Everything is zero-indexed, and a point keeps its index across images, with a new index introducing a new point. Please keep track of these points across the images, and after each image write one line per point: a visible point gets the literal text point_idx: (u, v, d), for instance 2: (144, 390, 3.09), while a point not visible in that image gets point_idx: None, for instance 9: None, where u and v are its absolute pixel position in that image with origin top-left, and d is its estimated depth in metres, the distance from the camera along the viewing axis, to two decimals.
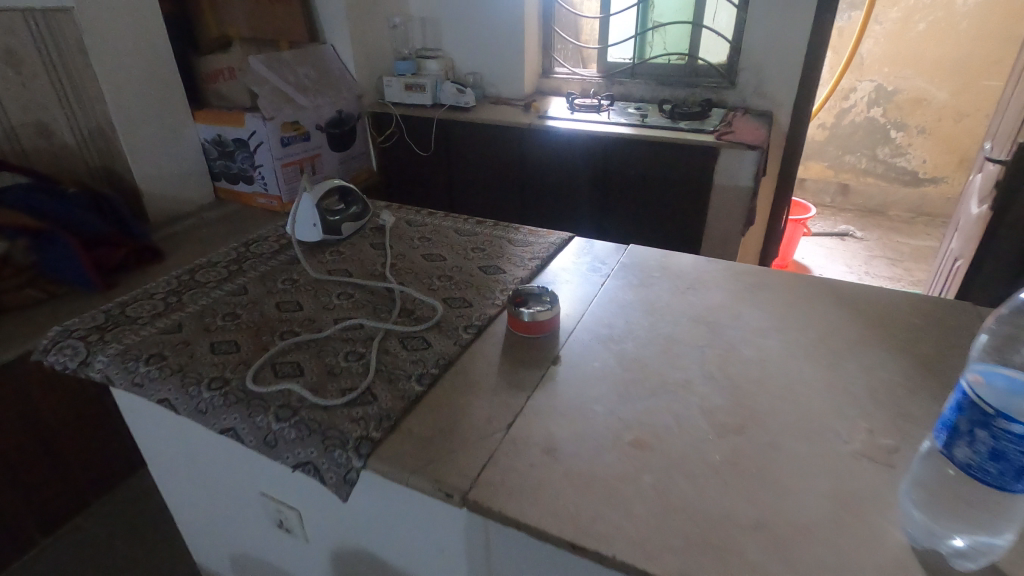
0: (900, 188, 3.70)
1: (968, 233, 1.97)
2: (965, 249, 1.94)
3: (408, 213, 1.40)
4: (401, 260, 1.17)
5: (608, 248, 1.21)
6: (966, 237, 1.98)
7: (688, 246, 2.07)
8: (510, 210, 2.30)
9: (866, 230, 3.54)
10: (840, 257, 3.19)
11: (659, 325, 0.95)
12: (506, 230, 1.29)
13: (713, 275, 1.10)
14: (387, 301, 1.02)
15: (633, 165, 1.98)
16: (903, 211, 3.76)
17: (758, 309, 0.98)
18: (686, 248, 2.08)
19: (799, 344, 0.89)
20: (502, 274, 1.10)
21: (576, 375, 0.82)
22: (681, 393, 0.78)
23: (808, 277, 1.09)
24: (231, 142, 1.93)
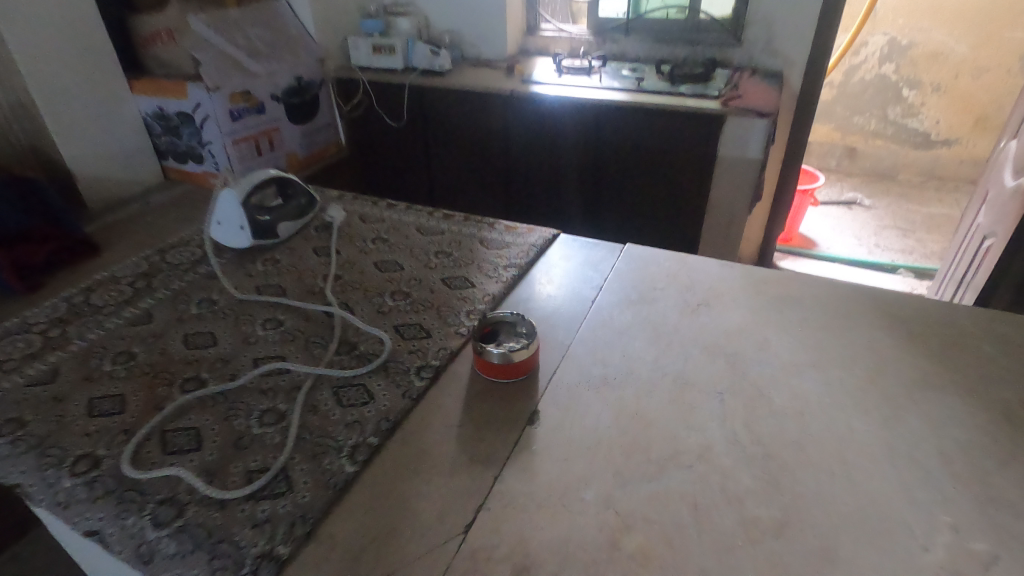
0: (911, 150, 3.44)
1: (999, 208, 1.77)
2: (996, 225, 1.75)
3: (363, 205, 1.17)
4: (348, 270, 0.96)
5: (601, 249, 1.01)
6: (996, 212, 1.78)
7: (690, 228, 1.85)
8: (490, 192, 2.05)
9: (875, 197, 3.31)
10: (850, 228, 2.98)
11: (666, 359, 0.75)
12: (478, 227, 1.08)
13: (729, 285, 0.89)
14: (323, 330, 0.81)
15: (632, 138, 1.74)
16: (912, 176, 3.51)
17: (788, 333, 0.79)
18: (686, 229, 1.86)
19: (844, 386, 0.70)
20: (470, 290, 0.89)
21: (560, 440, 0.63)
22: (699, 468, 0.60)
23: (844, 285, 0.89)
24: (175, 115, 1.50)
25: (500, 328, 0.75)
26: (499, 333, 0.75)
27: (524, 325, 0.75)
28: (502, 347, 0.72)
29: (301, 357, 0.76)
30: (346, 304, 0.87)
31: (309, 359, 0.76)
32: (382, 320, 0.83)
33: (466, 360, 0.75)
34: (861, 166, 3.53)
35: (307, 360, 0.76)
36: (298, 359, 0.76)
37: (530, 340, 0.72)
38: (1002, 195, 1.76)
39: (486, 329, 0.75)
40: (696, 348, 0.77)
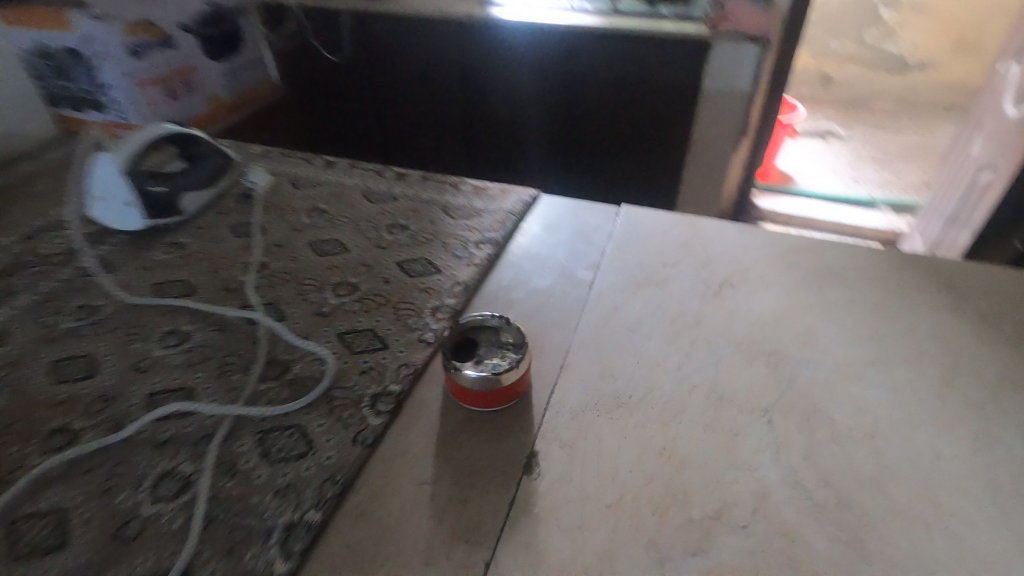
0: (887, 77, 3.09)
1: (1007, 140, 1.60)
2: (1005, 160, 1.59)
3: (296, 166, 0.95)
4: (276, 255, 0.75)
5: (592, 215, 0.82)
6: (1004, 143, 1.62)
7: (659, 181, 1.49)
8: (439, 145, 1.63)
9: (853, 126, 2.97)
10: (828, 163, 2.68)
11: (691, 365, 0.59)
12: (439, 192, 0.87)
13: (754, 258, 0.73)
14: (243, 344, 0.62)
15: (625, 65, 1.32)
16: (886, 104, 3.15)
17: (834, 319, 0.64)
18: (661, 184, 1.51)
19: (916, 392, 0.55)
20: (435, 277, 0.70)
21: (570, 496, 0.47)
22: (757, 528, 0.45)
23: (885, 254, 0.74)
24: (61, 51, 1.12)
25: (478, 338, 0.57)
26: (476, 344, 0.57)
27: (509, 332, 0.57)
28: (483, 365, 0.54)
29: (213, 387, 0.57)
30: (274, 303, 0.67)
31: (223, 390, 0.56)
32: (322, 325, 0.64)
33: (435, 382, 0.58)
34: (837, 93, 3.18)
35: (220, 391, 0.56)
36: (208, 391, 0.56)
37: (520, 356, 0.55)
38: (1006, 126, 1.62)
39: (459, 339, 0.57)
40: (727, 347, 0.61)
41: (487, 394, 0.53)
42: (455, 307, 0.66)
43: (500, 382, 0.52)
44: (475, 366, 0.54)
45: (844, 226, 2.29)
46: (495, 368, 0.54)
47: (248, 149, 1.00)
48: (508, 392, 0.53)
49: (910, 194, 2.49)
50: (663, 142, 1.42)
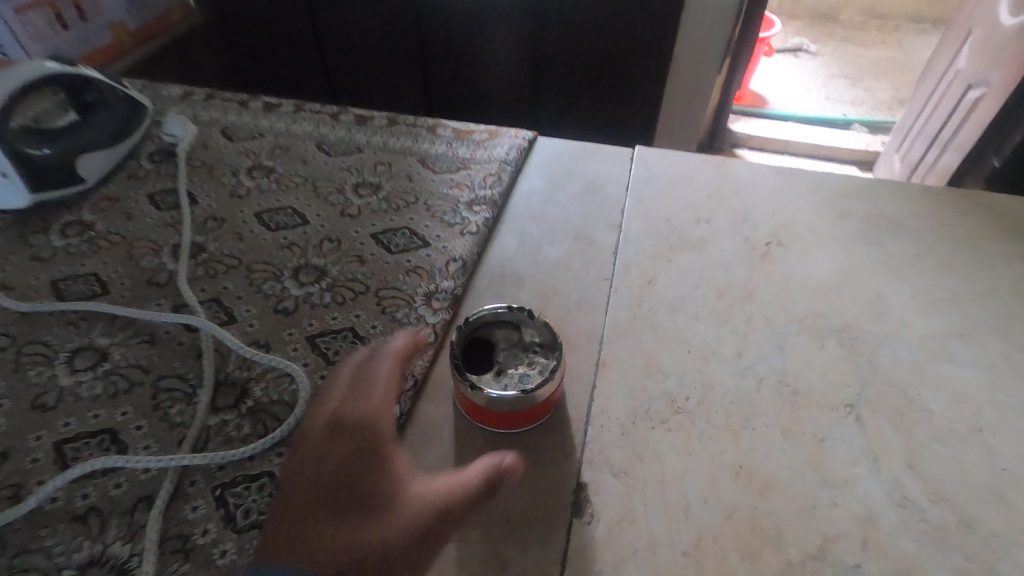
0: None
1: (986, 53, 1.25)
2: (982, 75, 1.23)
3: (226, 110, 0.76)
4: (213, 233, 0.59)
5: (601, 161, 0.68)
6: (984, 56, 1.26)
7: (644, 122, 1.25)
8: (383, 82, 1.33)
9: (843, 40, 2.54)
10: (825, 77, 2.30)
11: (752, 351, 0.48)
12: (413, 139, 0.71)
13: (799, 208, 0.62)
14: (182, 361, 0.47)
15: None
16: (852, 16, 2.67)
17: (905, 280, 0.54)
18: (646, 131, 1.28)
19: (1015, 369, 0.47)
20: (423, 253, 0.56)
21: (637, 543, 0.37)
22: (871, 567, 0.36)
23: (943, 193, 0.64)
24: None
25: (494, 337, 0.44)
26: (493, 346, 0.44)
27: (534, 329, 0.44)
28: (508, 378, 0.42)
29: (146, 426, 0.43)
30: (219, 300, 0.52)
31: (162, 429, 0.43)
32: (287, 327, 0.50)
33: (441, 397, 0.45)
34: (804, 5, 2.69)
35: (158, 430, 0.43)
36: (140, 432, 0.43)
37: (553, 363, 0.43)
38: (999, 33, 1.21)
39: (470, 340, 0.44)
40: (790, 325, 0.50)
41: (515, 415, 0.41)
42: (454, 292, 0.53)
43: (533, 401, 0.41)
44: (498, 380, 0.42)
45: (822, 148, 1.92)
46: (523, 381, 0.42)
47: (161, 91, 0.79)
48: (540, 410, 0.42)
49: (889, 113, 2.10)
50: (654, 77, 1.17)
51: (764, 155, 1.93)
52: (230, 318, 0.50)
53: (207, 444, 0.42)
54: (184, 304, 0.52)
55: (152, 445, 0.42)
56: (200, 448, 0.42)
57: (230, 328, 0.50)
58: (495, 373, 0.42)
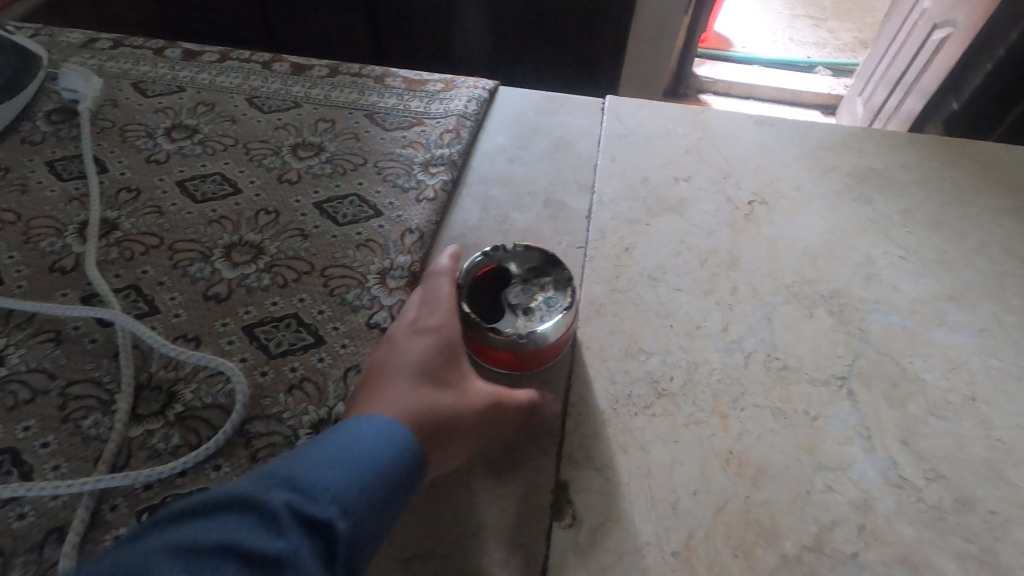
0: None
1: None
2: (947, 14, 1.19)
3: (139, 61, 0.66)
4: (128, 208, 0.51)
5: (569, 114, 0.62)
6: None
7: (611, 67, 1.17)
8: (326, 26, 1.20)
9: None
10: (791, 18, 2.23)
11: (739, 324, 0.45)
12: (357, 91, 0.63)
13: (783, 162, 0.58)
14: (95, 363, 0.41)
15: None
16: None
17: (893, 241, 0.51)
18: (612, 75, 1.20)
19: (1006, 332, 0.45)
20: (375, 224, 0.50)
21: (624, 546, 0.34)
22: (870, 557, 0.34)
23: (929, 143, 0.60)
24: None
25: (488, 286, 0.41)
26: (495, 289, 0.41)
27: (513, 258, 0.42)
28: (532, 312, 0.39)
29: (55, 443, 0.37)
30: (136, 288, 0.45)
31: (74, 447, 0.37)
32: (219, 317, 0.43)
33: None
34: None
35: (70, 448, 0.37)
36: (47, 451, 0.36)
37: (559, 277, 0.41)
38: None
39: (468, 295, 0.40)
40: (778, 294, 0.47)
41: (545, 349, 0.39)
42: (412, 268, 0.47)
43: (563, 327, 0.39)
44: (527, 319, 0.39)
45: (786, 92, 1.87)
46: (552, 305, 0.39)
47: (59, 38, 0.68)
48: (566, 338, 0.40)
49: (853, 56, 2.05)
50: (621, 22, 1.10)
51: (729, 101, 1.88)
52: (151, 309, 0.43)
53: (129, 462, 0.36)
54: (94, 295, 0.44)
55: (63, 466, 0.36)
56: (121, 466, 0.36)
57: (151, 320, 0.43)
58: (519, 314, 0.39)
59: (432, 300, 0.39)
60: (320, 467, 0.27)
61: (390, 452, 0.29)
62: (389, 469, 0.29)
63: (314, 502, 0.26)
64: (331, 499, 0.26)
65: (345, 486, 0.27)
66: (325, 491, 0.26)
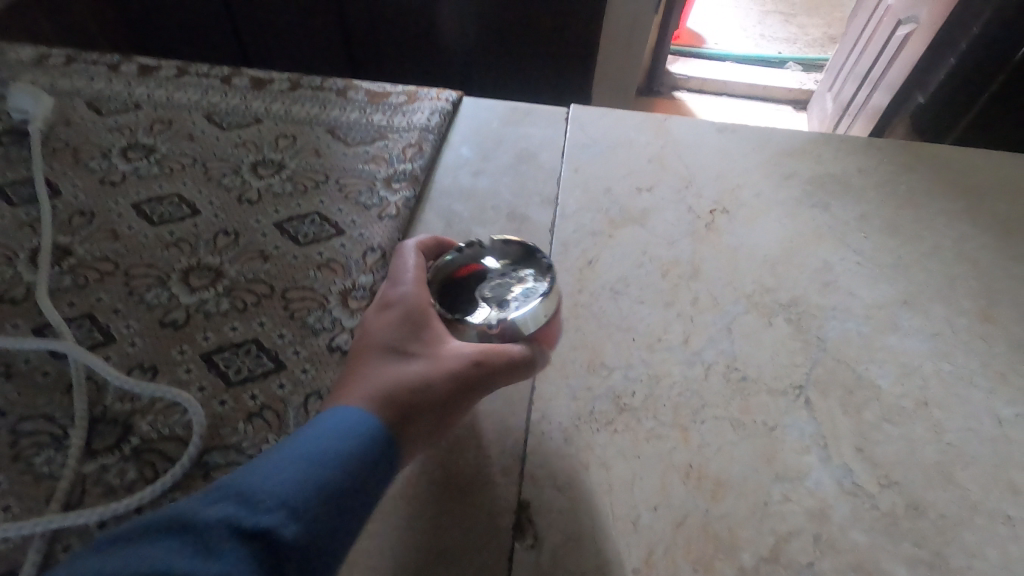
0: None
1: None
2: (909, 11, 1.21)
3: (93, 78, 0.64)
4: (81, 232, 0.50)
5: (533, 125, 0.62)
6: None
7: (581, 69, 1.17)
8: (293, 31, 1.18)
9: None
10: (762, 13, 2.25)
11: (700, 335, 0.45)
12: (319, 105, 0.62)
13: (744, 169, 0.58)
14: (47, 398, 0.40)
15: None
16: None
17: (851, 246, 0.52)
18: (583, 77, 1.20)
19: (958, 336, 0.46)
20: (336, 243, 0.49)
21: (585, 566, 0.34)
22: (825, 566, 0.35)
23: (885, 147, 0.61)
24: None
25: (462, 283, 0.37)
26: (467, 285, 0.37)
27: (490, 252, 0.38)
28: (507, 302, 0.36)
29: (5, 482, 0.36)
30: (91, 316, 0.44)
31: (25, 486, 0.36)
32: (176, 344, 0.43)
33: None
34: None
35: (21, 487, 0.36)
36: None
37: (539, 266, 0.38)
38: None
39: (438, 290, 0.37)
40: (738, 304, 0.47)
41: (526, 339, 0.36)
42: (374, 287, 0.47)
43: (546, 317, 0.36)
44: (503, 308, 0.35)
45: (757, 89, 1.89)
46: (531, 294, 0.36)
47: (8, 54, 0.66)
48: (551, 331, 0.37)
49: (823, 51, 2.07)
50: (590, 25, 1.10)
51: (702, 99, 1.89)
52: (107, 337, 0.43)
53: (83, 499, 0.36)
54: (46, 325, 0.43)
55: (13, 507, 0.35)
56: (74, 504, 0.35)
57: (106, 350, 0.42)
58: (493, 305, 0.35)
59: (396, 276, 0.36)
60: (276, 463, 0.25)
61: (348, 444, 0.27)
62: (352, 460, 0.26)
63: (262, 494, 0.24)
64: (279, 502, 0.24)
65: (298, 483, 0.24)
66: (274, 491, 0.24)
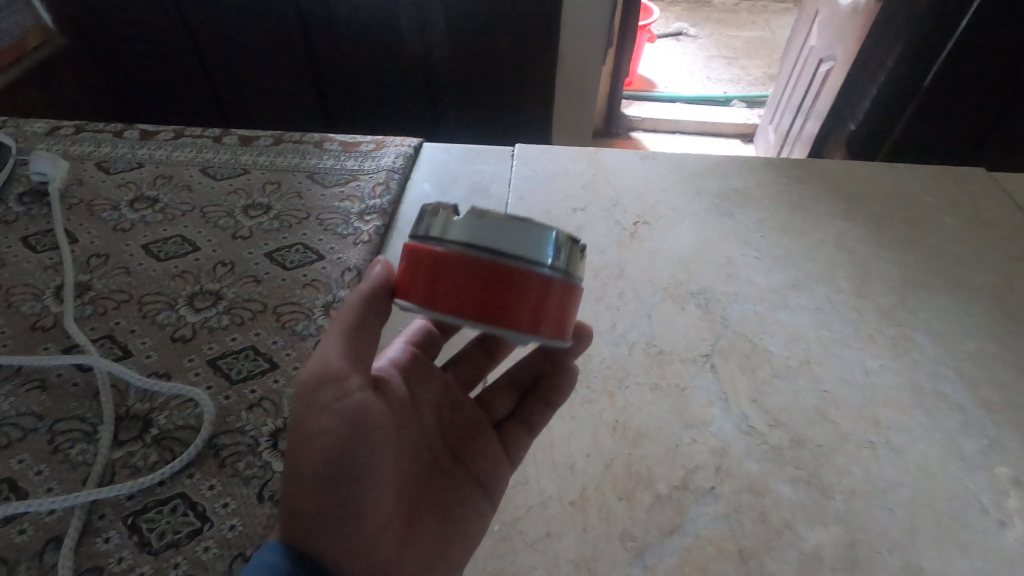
0: None
1: (823, 22, 1.36)
2: (822, 44, 1.35)
3: (101, 143, 0.74)
4: (99, 270, 0.58)
5: (484, 163, 0.73)
6: (821, 25, 1.37)
7: (536, 114, 1.29)
8: (270, 94, 1.29)
9: (723, 16, 2.67)
10: (708, 56, 2.42)
11: (625, 321, 0.54)
12: (300, 156, 0.73)
13: (662, 189, 0.69)
14: (77, 403, 0.47)
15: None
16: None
17: (750, 244, 0.62)
18: (539, 122, 1.31)
19: (837, 308, 0.56)
20: (319, 266, 0.59)
21: (531, 502, 0.42)
22: (725, 489, 0.43)
23: (780, 165, 0.73)
24: None
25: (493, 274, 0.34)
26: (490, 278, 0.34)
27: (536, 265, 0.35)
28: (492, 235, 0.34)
29: (47, 470, 0.43)
30: (111, 336, 0.52)
31: (64, 471, 0.43)
32: (186, 354, 0.51)
33: None
34: None
35: (60, 472, 0.43)
36: (41, 477, 0.43)
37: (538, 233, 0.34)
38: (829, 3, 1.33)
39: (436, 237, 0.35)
40: (656, 294, 0.57)
41: (524, 280, 0.33)
42: None
43: (567, 270, 0.34)
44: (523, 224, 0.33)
45: (706, 125, 2.04)
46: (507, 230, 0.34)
47: (25, 127, 0.76)
48: (562, 300, 0.34)
49: (764, 87, 2.24)
50: (541, 75, 1.21)
51: (657, 137, 2.02)
52: (126, 354, 0.51)
53: (113, 479, 0.43)
54: (73, 346, 0.51)
55: (55, 487, 0.42)
56: (106, 483, 0.43)
57: (127, 362, 0.50)
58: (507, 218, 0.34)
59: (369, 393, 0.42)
60: None
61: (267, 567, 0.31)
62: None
63: None
64: None
65: None
66: None
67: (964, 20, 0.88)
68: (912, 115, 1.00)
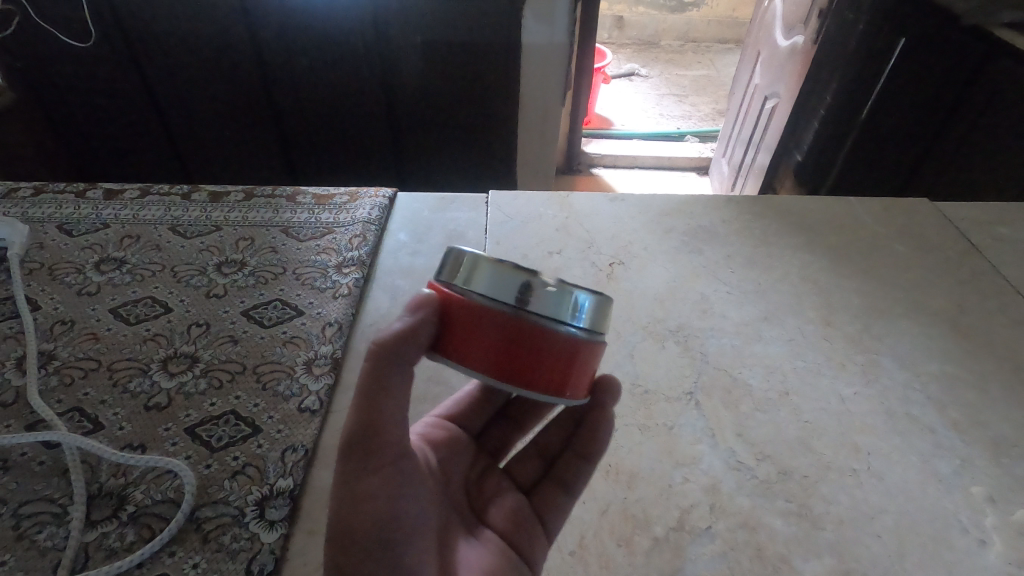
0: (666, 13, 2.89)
1: (767, 56, 1.43)
2: (767, 78, 1.42)
3: (61, 205, 0.72)
4: (64, 337, 0.56)
5: (458, 210, 0.74)
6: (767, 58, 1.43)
7: (501, 155, 1.31)
8: (232, 143, 1.27)
9: (670, 57, 2.80)
10: (659, 95, 2.51)
11: (609, 362, 0.55)
12: (273, 211, 0.72)
13: (633, 229, 0.71)
14: (45, 483, 0.45)
15: (459, 31, 1.10)
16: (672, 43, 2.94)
17: (721, 280, 0.65)
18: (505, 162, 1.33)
19: (807, 339, 0.58)
20: (297, 322, 0.58)
21: None
22: (720, 527, 0.44)
23: (742, 202, 0.77)
24: None
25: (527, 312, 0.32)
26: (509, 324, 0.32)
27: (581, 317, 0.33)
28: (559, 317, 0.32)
29: (12, 559, 0.40)
30: (80, 409, 0.50)
31: (31, 560, 0.40)
32: (161, 423, 0.49)
33: None
34: (630, 37, 2.91)
35: (28, 561, 0.40)
36: (7, 567, 0.40)
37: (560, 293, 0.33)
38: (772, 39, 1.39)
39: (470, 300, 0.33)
40: (636, 333, 0.58)
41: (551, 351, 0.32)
42: (335, 355, 0.55)
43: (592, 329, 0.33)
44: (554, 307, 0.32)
45: (664, 159, 2.10)
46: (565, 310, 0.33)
47: None
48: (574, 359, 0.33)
49: (713, 123, 2.35)
50: (506, 119, 1.24)
51: (617, 172, 2.07)
52: (93, 429, 0.48)
53: (87, 563, 0.40)
54: (37, 421, 0.49)
55: None
56: (79, 569, 0.40)
57: (98, 435, 0.48)
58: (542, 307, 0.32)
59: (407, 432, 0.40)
60: None
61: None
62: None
63: None
64: None
65: None
66: None
67: (891, 59, 0.96)
68: (856, 149, 1.06)
